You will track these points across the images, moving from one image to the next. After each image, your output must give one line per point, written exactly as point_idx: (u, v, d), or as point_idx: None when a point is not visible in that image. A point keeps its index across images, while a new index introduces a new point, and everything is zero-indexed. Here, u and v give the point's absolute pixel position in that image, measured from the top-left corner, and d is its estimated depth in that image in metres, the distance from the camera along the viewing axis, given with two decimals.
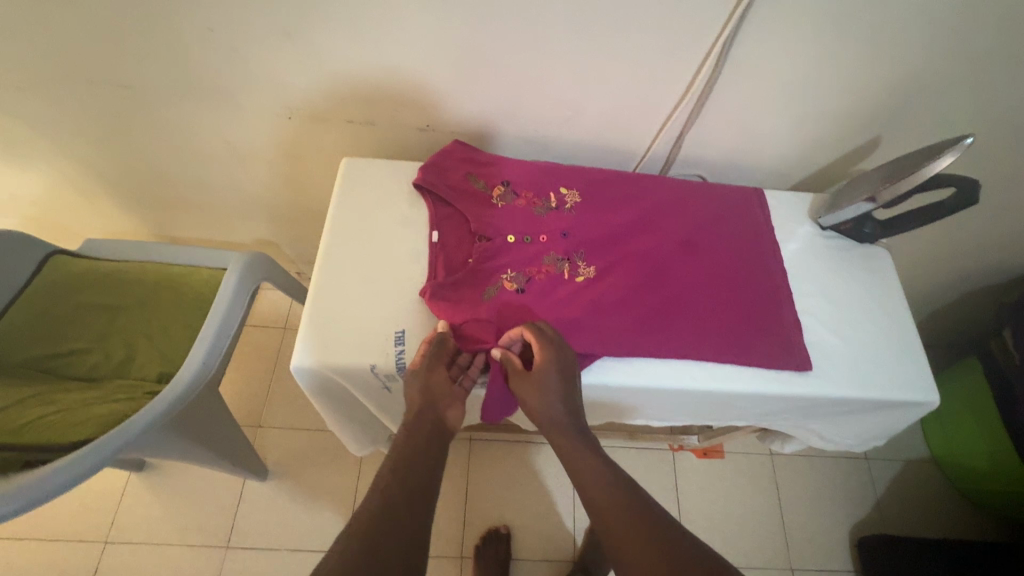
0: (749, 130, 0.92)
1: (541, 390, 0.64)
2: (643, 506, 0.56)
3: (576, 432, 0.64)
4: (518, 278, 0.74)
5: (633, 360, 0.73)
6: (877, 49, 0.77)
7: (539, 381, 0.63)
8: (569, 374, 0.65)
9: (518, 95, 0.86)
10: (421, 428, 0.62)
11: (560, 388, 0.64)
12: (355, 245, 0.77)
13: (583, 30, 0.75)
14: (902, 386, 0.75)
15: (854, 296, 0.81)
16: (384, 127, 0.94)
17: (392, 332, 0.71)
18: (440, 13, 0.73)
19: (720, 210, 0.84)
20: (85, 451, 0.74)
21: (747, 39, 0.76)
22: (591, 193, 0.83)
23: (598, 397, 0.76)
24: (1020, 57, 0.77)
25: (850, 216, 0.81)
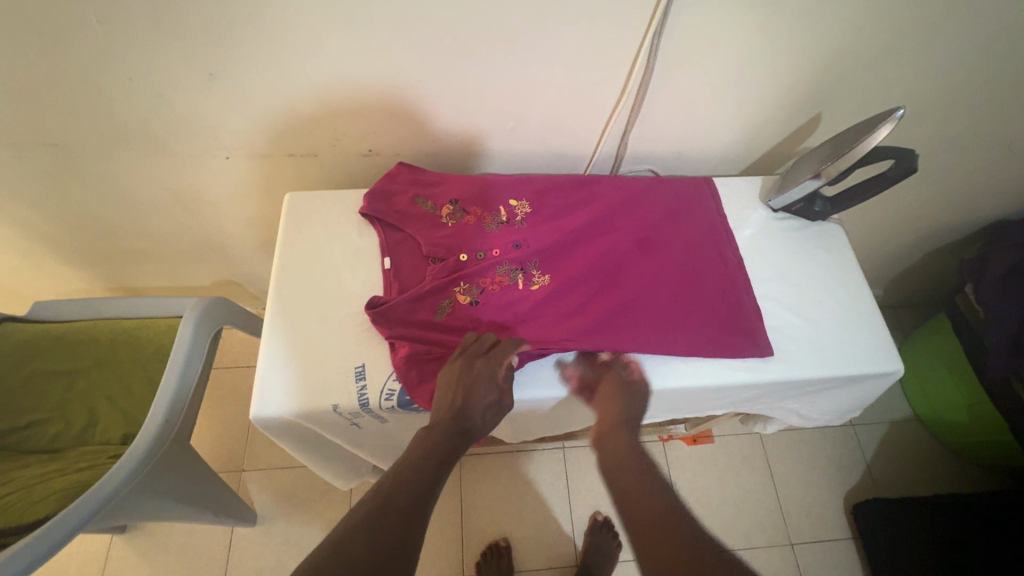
0: (692, 121, 0.92)
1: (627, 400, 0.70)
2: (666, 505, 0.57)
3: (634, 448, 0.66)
4: (472, 290, 0.73)
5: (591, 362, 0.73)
6: (804, 30, 0.78)
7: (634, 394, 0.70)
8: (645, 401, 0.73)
9: (457, 112, 0.86)
10: (421, 447, 0.60)
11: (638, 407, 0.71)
12: (306, 283, 0.75)
13: (512, 42, 0.74)
14: (866, 359, 0.76)
15: (811, 276, 0.82)
16: (326, 156, 0.92)
17: (352, 368, 0.69)
18: (363, 42, 0.73)
19: (672, 204, 0.83)
20: (47, 527, 0.71)
21: (675, 34, 0.76)
22: (542, 203, 0.82)
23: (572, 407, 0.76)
24: (936, 25, 0.79)
25: (797, 196, 0.81)
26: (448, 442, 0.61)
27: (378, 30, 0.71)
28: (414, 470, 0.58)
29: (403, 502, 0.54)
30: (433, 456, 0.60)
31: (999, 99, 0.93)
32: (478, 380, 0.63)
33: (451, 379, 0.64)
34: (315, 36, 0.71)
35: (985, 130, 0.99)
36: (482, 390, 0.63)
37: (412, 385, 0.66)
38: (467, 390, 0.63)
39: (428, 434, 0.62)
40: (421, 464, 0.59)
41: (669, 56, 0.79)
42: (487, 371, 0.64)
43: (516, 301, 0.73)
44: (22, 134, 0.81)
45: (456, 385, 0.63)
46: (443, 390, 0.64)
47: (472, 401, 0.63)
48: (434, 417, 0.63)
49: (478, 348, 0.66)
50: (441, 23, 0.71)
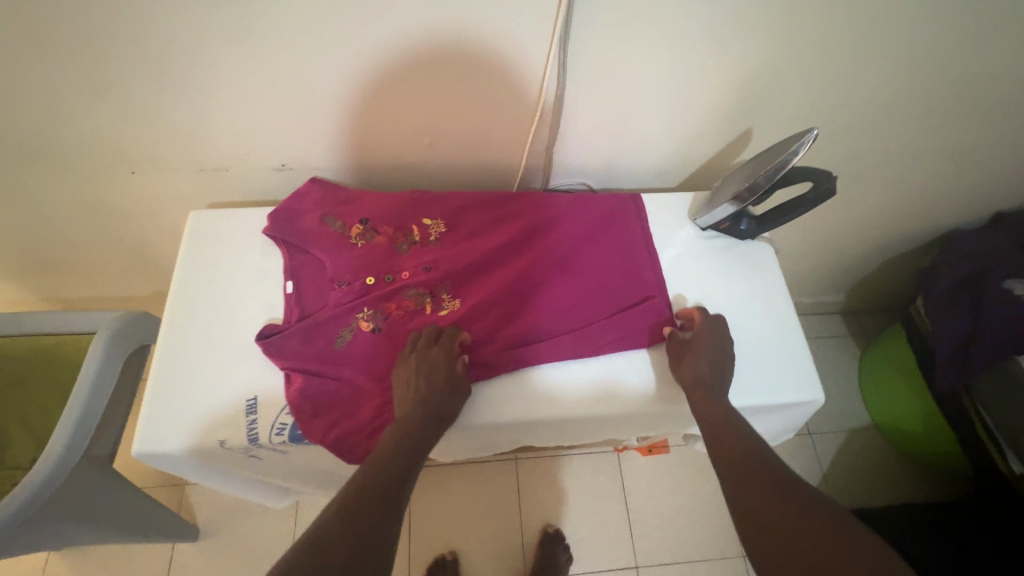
0: (621, 136, 0.88)
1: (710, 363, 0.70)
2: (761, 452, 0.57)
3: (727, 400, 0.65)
4: (375, 316, 0.70)
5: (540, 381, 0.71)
6: (723, 45, 0.75)
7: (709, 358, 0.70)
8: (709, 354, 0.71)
9: (369, 125, 0.82)
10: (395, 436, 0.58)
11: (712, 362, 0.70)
12: (202, 310, 0.71)
13: (412, 56, 0.71)
14: (784, 388, 0.73)
15: (735, 297, 0.79)
16: (238, 171, 0.87)
17: (243, 401, 0.66)
18: (250, 52, 0.69)
19: (596, 222, 0.80)
20: None
21: (582, 48, 0.73)
22: (459, 222, 0.78)
23: (485, 437, 0.73)
24: (860, 37, 0.76)
25: (721, 216, 0.78)
26: (420, 428, 0.59)
27: (264, 40, 0.67)
28: (387, 456, 0.56)
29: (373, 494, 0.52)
30: (405, 441, 0.58)
31: (937, 108, 0.89)
32: (434, 368, 0.64)
33: (409, 369, 0.65)
34: (198, 47, 0.68)
35: (926, 140, 0.96)
36: (440, 378, 0.64)
37: (305, 421, 0.63)
38: (425, 377, 0.63)
39: (398, 423, 0.60)
40: (397, 448, 0.57)
41: (581, 71, 0.76)
42: (438, 358, 0.65)
43: (422, 327, 0.70)
44: None
45: (415, 375, 0.64)
46: (403, 385, 0.63)
47: (432, 391, 0.62)
48: (402, 411, 0.61)
49: (428, 336, 0.67)
50: (330, 33, 0.67)
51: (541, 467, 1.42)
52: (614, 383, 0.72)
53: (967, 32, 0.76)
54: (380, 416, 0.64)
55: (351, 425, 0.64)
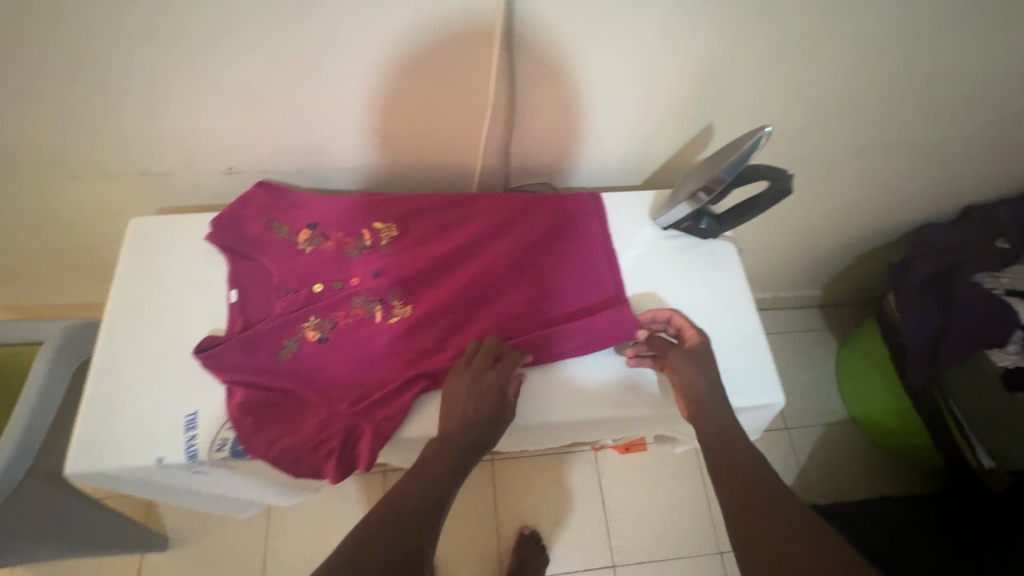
0: (579, 134, 0.85)
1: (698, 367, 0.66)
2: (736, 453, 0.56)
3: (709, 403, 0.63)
4: (323, 326, 0.68)
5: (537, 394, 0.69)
6: (675, 40, 0.72)
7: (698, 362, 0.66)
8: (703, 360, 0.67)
9: (315, 127, 0.79)
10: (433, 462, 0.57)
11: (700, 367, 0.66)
12: (140, 322, 0.68)
13: (351, 55, 0.68)
14: (744, 392, 0.72)
15: (694, 299, 0.77)
16: (183, 175, 0.84)
17: (182, 416, 0.63)
18: (179, 52, 0.66)
19: (553, 223, 0.78)
20: None
21: (529, 46, 0.70)
22: (411, 226, 0.76)
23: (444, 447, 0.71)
24: (816, 32, 0.74)
25: (681, 215, 0.77)
26: (457, 457, 0.58)
27: (193, 39, 0.64)
28: (424, 481, 0.55)
29: (409, 522, 0.51)
30: (443, 469, 0.57)
31: (900, 102, 0.88)
32: (485, 394, 0.62)
33: (456, 391, 0.62)
34: (122, 48, 0.64)
35: (891, 135, 0.95)
36: (491, 404, 0.61)
37: (246, 436, 0.61)
38: (475, 401, 0.61)
39: (437, 446, 0.59)
40: (435, 475, 0.56)
41: (530, 69, 0.73)
42: (493, 384, 0.63)
43: (371, 336, 0.68)
44: None
45: (464, 395, 0.61)
46: (451, 401, 0.61)
47: (479, 417, 0.60)
48: (445, 431, 0.60)
49: (486, 359, 0.64)
50: (261, 32, 0.65)
51: (517, 468, 1.40)
52: (636, 381, 0.71)
53: (925, 24, 0.74)
54: (325, 430, 0.61)
55: (296, 439, 0.61)
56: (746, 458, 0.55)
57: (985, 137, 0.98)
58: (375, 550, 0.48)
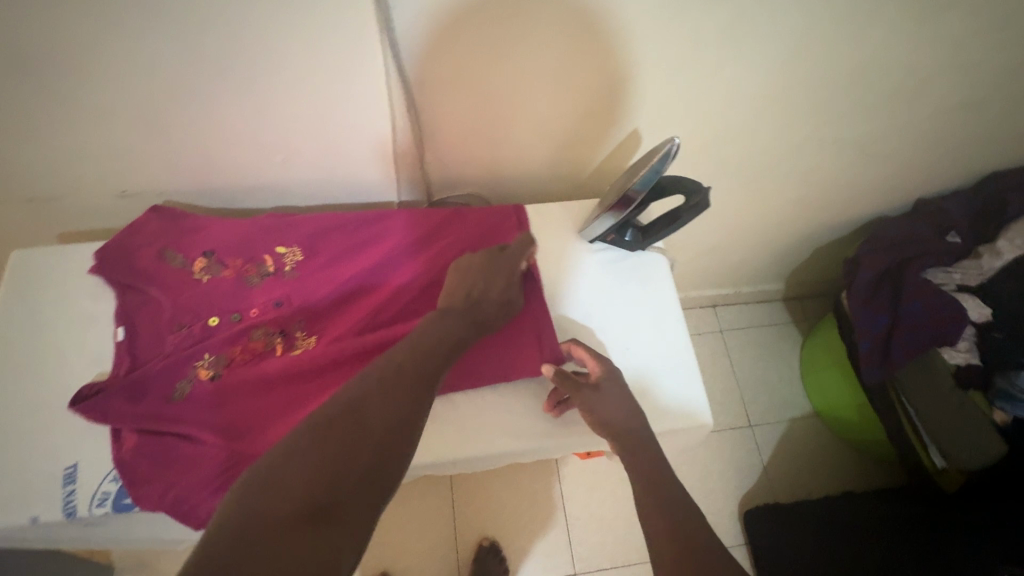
0: (497, 142, 0.80)
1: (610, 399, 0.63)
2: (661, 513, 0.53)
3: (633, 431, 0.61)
4: (218, 363, 0.63)
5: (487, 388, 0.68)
6: (582, 44, 0.67)
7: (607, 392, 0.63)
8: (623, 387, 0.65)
9: (208, 146, 0.73)
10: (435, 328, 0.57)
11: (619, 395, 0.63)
12: (20, 368, 0.63)
13: (226, 69, 0.63)
14: (670, 412, 0.68)
15: (622, 317, 0.73)
16: (74, 200, 0.78)
17: (60, 470, 0.58)
18: (32, 72, 0.60)
19: (472, 239, 0.73)
20: None
21: (421, 55, 0.65)
22: (318, 248, 0.71)
23: None
24: (734, 33, 0.69)
25: (605, 229, 0.73)
26: (461, 328, 0.59)
27: (42, 59, 0.59)
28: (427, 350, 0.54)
29: (398, 393, 0.49)
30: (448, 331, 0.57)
31: (834, 100, 0.84)
32: (495, 276, 0.65)
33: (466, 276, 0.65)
34: None
35: (829, 133, 0.92)
36: (498, 287, 0.65)
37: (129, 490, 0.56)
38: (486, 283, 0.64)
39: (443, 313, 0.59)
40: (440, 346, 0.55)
41: (430, 79, 0.68)
42: (504, 273, 0.66)
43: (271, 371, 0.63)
44: None
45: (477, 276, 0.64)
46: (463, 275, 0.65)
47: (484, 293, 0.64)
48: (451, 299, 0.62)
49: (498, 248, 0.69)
50: (121, 48, 0.59)
51: (477, 479, 1.37)
52: (646, 383, 0.69)
53: (848, 19, 0.70)
54: (224, 472, 0.57)
55: (185, 489, 0.56)
56: (673, 517, 0.52)
57: (925, 131, 0.95)
58: (371, 411, 0.46)
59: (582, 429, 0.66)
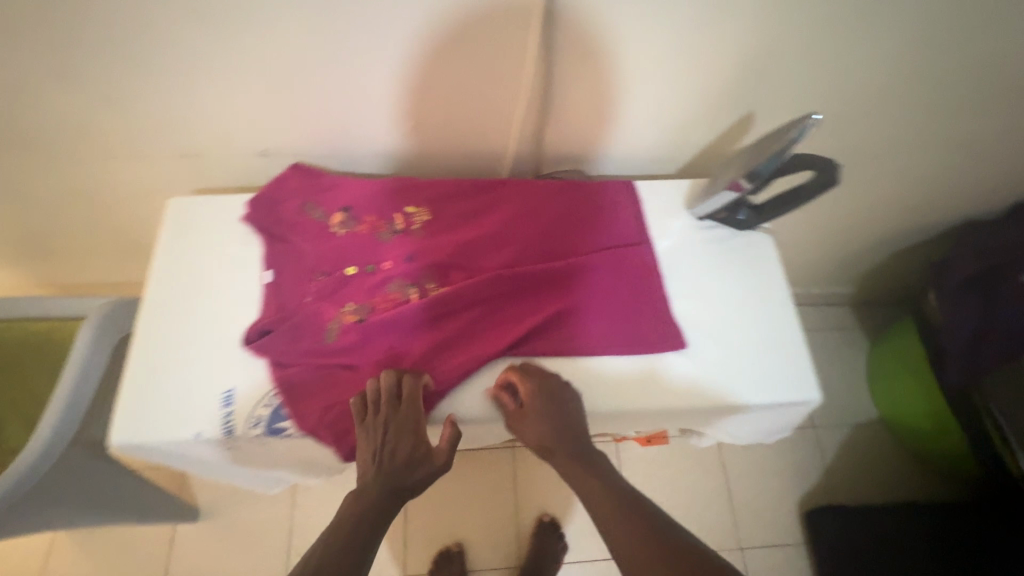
0: (610, 119, 0.83)
1: (552, 417, 0.62)
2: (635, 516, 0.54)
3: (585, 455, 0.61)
4: (360, 309, 0.68)
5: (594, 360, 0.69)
6: (713, 18, 0.69)
7: (553, 410, 0.63)
8: (568, 402, 0.64)
9: (347, 111, 0.79)
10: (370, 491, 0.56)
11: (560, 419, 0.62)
12: (180, 300, 0.70)
13: (383, 37, 0.68)
14: (778, 386, 0.69)
15: (729, 293, 0.74)
16: (218, 157, 0.85)
17: (218, 393, 0.65)
18: (216, 31, 0.66)
19: (586, 209, 0.76)
20: None
21: (564, 24, 0.68)
22: (443, 210, 0.76)
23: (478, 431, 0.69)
24: (864, 18, 0.71)
25: (719, 205, 0.75)
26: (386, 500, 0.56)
27: (226, 15, 0.64)
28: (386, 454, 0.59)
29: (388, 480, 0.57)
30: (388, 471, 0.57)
31: (950, 93, 0.84)
32: (399, 437, 0.59)
33: (367, 445, 0.59)
34: (163, 27, 0.65)
35: (937, 128, 0.91)
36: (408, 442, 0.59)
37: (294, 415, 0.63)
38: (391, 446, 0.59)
39: (359, 495, 0.55)
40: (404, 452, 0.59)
41: (562, 51, 0.71)
42: (402, 429, 0.60)
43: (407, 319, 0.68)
44: None
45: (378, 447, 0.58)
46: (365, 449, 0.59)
47: (399, 458, 0.58)
48: (363, 477, 0.57)
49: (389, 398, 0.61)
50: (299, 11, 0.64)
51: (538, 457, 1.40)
52: (655, 368, 0.69)
53: (981, 8, 0.71)
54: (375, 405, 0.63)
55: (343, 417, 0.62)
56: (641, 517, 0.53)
57: None
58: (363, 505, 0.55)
59: (693, 393, 0.67)
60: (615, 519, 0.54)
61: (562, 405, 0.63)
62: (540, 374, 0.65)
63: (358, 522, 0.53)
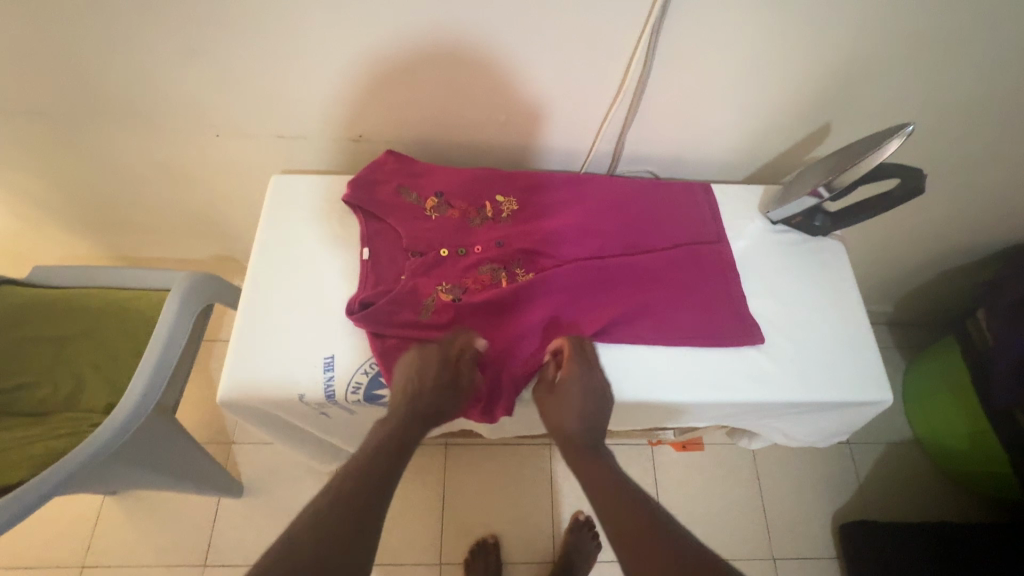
0: (695, 123, 0.86)
1: (566, 403, 0.65)
2: (643, 508, 0.55)
3: (595, 448, 0.64)
4: (454, 288, 0.72)
5: (676, 351, 0.72)
6: (818, 30, 0.72)
7: (567, 398, 0.65)
8: (596, 390, 0.66)
9: (444, 102, 0.83)
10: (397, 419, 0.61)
11: (582, 405, 0.65)
12: (284, 270, 0.74)
13: (495, 34, 0.71)
14: (852, 386, 0.71)
15: (804, 294, 0.77)
16: (315, 139, 0.90)
17: (320, 358, 0.69)
18: (340, 21, 0.70)
19: (667, 207, 0.80)
20: (33, 482, 0.73)
21: (676, 29, 0.71)
22: (530, 200, 0.79)
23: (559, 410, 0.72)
24: (955, 41, 0.73)
25: (797, 210, 0.77)
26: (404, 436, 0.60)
27: (353, 7, 0.68)
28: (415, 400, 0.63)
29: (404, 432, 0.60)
30: (414, 414, 0.62)
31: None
32: (435, 374, 0.64)
33: (408, 370, 0.65)
34: (291, 15, 0.69)
35: (1005, 151, 0.94)
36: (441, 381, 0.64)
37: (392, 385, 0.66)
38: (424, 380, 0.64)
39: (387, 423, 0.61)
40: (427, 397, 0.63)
41: (662, 56, 0.75)
42: (441, 367, 0.64)
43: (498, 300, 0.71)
44: (6, 102, 0.81)
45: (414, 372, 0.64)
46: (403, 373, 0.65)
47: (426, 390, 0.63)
48: (394, 408, 0.63)
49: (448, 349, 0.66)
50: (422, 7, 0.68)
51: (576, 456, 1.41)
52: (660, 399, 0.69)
53: None
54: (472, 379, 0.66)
55: None
56: (633, 510, 0.54)
57: None
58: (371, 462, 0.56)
59: (770, 387, 0.70)
60: (615, 512, 0.55)
61: (588, 391, 0.66)
62: (585, 357, 0.67)
63: (367, 470, 0.55)
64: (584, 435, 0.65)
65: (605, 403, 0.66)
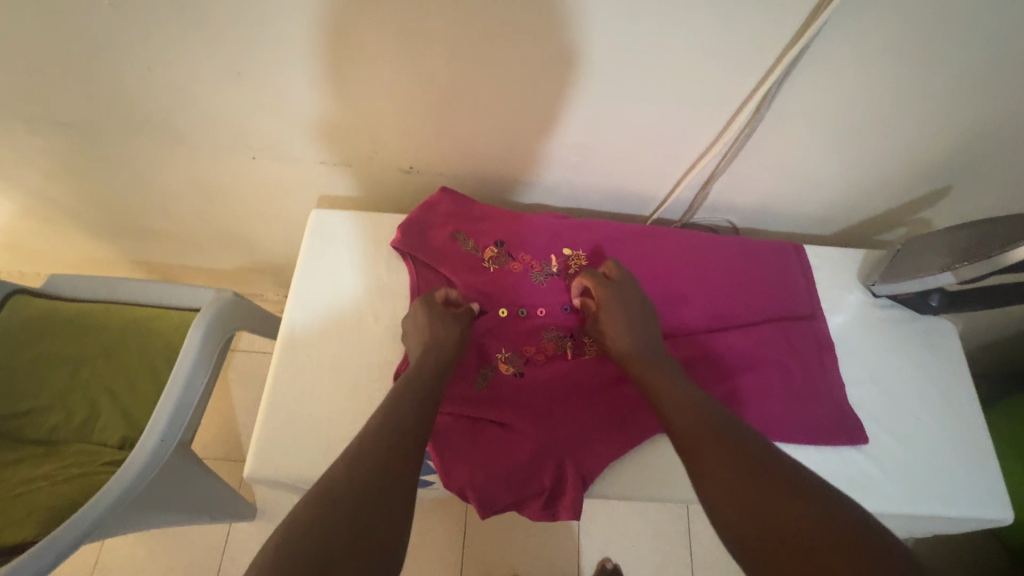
0: (790, 177, 0.76)
1: (612, 322, 0.61)
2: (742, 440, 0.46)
3: (660, 362, 0.57)
4: (514, 359, 0.64)
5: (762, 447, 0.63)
6: (969, 94, 0.61)
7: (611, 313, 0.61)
8: (634, 302, 0.62)
9: (513, 137, 0.73)
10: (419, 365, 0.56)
11: (629, 320, 0.61)
12: (324, 322, 0.67)
13: (589, 69, 0.61)
14: (967, 501, 0.62)
15: (910, 385, 0.67)
16: (363, 167, 0.81)
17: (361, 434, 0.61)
18: (411, 51, 0.61)
19: (757, 271, 0.70)
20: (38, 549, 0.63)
21: (799, 81, 0.61)
22: (600, 255, 0.70)
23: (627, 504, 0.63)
24: None
25: (909, 289, 0.68)
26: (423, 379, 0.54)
27: (428, 39, 0.59)
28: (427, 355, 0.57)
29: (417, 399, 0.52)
30: (427, 362, 0.56)
31: None
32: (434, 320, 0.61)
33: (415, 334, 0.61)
34: (356, 42, 0.60)
35: None
36: (445, 327, 0.60)
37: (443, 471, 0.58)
38: (430, 327, 0.60)
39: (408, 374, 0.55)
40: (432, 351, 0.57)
41: (778, 104, 0.64)
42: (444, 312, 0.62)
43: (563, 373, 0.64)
44: (26, 109, 0.72)
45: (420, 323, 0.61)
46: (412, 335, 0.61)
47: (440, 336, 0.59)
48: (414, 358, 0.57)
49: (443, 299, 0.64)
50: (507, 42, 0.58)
51: None
52: None
53: None
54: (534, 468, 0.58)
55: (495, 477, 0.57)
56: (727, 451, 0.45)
57: None
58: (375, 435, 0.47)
59: (875, 499, 0.61)
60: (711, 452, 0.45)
61: (625, 305, 0.62)
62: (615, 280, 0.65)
63: (376, 441, 0.46)
64: (640, 349, 0.59)
65: (650, 315, 0.62)
